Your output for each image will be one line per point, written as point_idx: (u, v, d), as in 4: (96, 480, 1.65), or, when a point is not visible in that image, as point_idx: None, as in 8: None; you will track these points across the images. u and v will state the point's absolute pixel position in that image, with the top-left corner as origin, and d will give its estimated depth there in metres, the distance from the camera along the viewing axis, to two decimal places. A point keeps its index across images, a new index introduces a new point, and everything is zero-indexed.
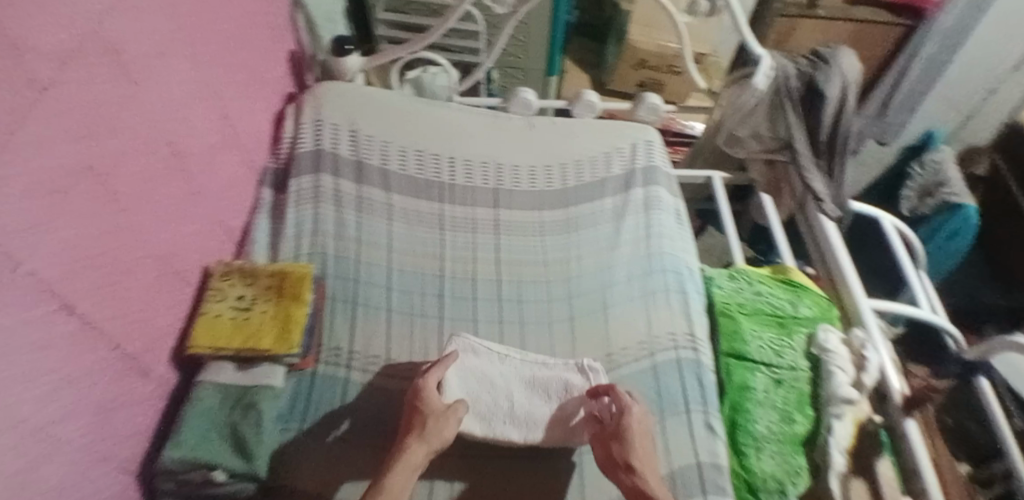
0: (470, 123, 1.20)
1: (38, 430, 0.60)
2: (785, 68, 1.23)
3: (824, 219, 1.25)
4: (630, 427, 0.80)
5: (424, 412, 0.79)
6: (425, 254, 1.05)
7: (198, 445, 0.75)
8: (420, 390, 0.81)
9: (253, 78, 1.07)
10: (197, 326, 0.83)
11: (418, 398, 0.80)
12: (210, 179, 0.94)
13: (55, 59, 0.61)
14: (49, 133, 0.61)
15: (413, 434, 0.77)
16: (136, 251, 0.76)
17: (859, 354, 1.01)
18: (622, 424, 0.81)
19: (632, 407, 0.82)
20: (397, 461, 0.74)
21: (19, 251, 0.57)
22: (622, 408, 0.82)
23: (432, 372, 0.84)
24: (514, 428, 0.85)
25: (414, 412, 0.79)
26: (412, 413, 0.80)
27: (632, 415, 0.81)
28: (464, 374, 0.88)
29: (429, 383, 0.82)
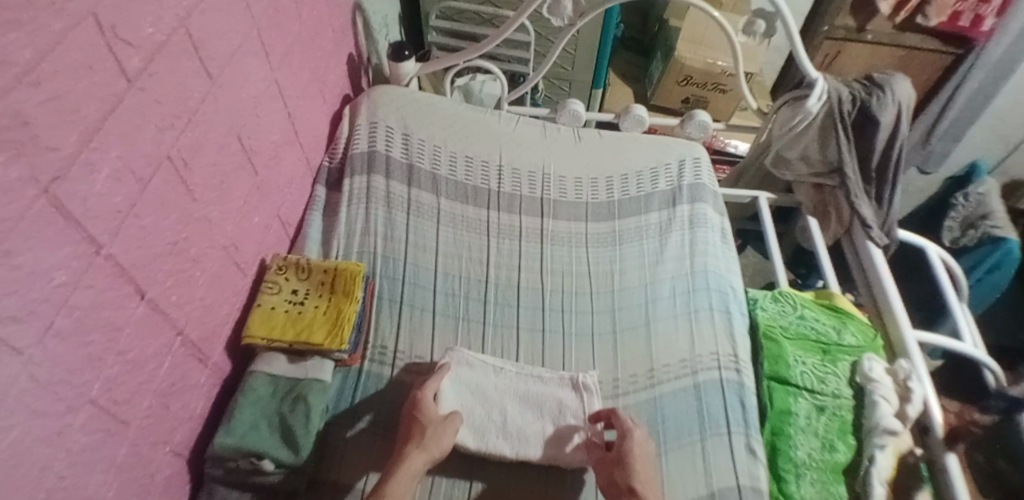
0: (519, 133, 1.22)
1: (104, 408, 0.63)
2: (840, 90, 1.20)
3: (871, 245, 1.23)
4: (631, 450, 0.80)
5: (423, 422, 0.80)
6: (470, 258, 1.07)
7: (248, 434, 0.78)
8: (417, 401, 0.82)
9: (315, 78, 1.11)
10: (254, 318, 0.86)
11: (415, 408, 0.82)
12: (272, 175, 0.97)
13: (143, 52, 0.64)
14: (135, 122, 0.64)
15: (413, 443, 0.78)
16: (203, 241, 0.79)
17: (904, 385, 0.98)
18: (622, 447, 0.81)
19: (635, 430, 0.82)
20: (397, 470, 0.75)
21: (101, 236, 0.60)
22: (622, 432, 0.82)
23: (431, 383, 0.85)
24: (504, 444, 0.85)
25: (412, 420, 0.80)
26: (410, 421, 0.81)
27: (632, 436, 0.81)
28: (457, 385, 0.89)
29: (427, 394, 0.83)
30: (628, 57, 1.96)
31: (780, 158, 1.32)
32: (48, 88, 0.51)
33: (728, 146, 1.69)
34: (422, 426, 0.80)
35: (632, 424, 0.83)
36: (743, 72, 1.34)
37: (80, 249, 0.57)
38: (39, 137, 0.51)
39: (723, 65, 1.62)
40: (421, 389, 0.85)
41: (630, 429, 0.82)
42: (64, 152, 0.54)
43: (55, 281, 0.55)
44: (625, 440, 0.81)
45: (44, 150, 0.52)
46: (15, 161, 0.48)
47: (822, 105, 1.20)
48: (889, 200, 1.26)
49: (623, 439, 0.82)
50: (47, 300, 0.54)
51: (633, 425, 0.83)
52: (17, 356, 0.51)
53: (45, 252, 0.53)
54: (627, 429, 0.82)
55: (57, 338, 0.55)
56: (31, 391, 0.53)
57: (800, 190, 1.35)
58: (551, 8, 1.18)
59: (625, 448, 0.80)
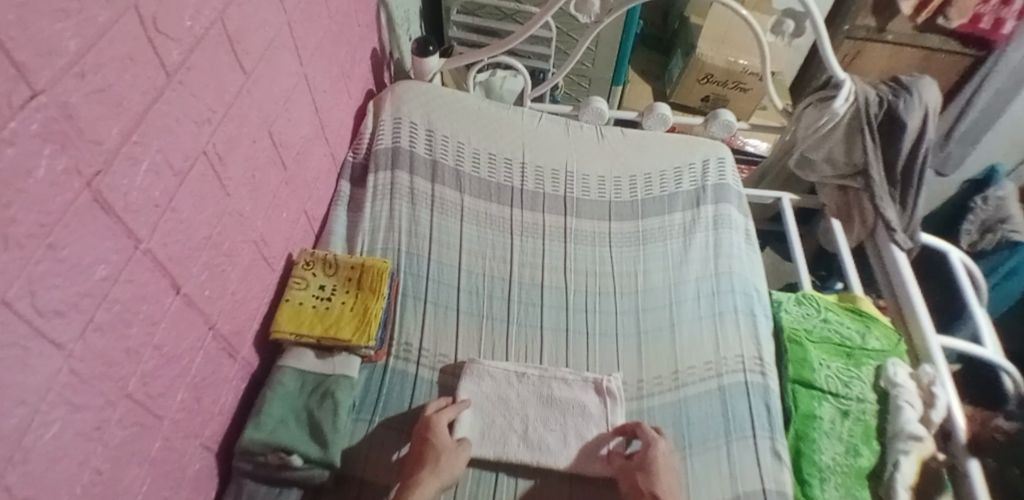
0: (543, 131, 1.21)
1: (138, 404, 0.63)
2: (867, 92, 1.19)
3: (896, 249, 1.22)
4: (654, 460, 0.79)
5: (435, 447, 0.79)
6: (494, 257, 1.07)
7: (276, 430, 0.78)
8: (429, 426, 0.81)
9: (342, 73, 1.11)
10: (282, 313, 0.86)
11: (428, 431, 0.81)
12: (299, 170, 0.97)
13: (182, 45, 0.63)
14: (173, 117, 0.64)
15: (425, 468, 0.77)
16: (234, 236, 0.79)
17: (928, 390, 0.97)
18: (645, 455, 0.81)
19: (659, 441, 0.82)
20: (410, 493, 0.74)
21: (139, 230, 0.60)
22: (647, 442, 0.82)
23: (445, 411, 0.84)
24: (525, 451, 0.85)
25: (423, 444, 0.80)
26: (421, 445, 0.80)
27: (657, 448, 0.81)
28: (474, 400, 0.88)
29: (441, 418, 0.82)
30: (647, 54, 1.95)
31: (804, 159, 1.31)
32: (94, 80, 0.51)
33: (748, 145, 1.68)
34: (434, 448, 0.79)
35: (656, 436, 0.83)
36: (770, 72, 1.33)
37: (121, 243, 0.58)
38: (83, 130, 0.51)
39: (745, 64, 1.61)
40: (434, 413, 0.84)
41: (653, 440, 0.82)
42: (107, 145, 0.54)
43: (96, 275, 0.54)
44: (648, 449, 0.81)
45: (87, 143, 0.51)
46: (60, 154, 0.48)
47: (848, 107, 1.19)
48: (913, 203, 1.24)
49: (648, 448, 0.82)
50: (88, 294, 0.54)
51: (657, 436, 0.83)
52: (58, 350, 0.51)
53: (87, 247, 0.53)
54: (652, 439, 0.82)
55: (97, 333, 0.55)
56: (71, 386, 0.53)
57: (824, 191, 1.34)
58: (577, 4, 1.18)
59: (649, 455, 0.80)
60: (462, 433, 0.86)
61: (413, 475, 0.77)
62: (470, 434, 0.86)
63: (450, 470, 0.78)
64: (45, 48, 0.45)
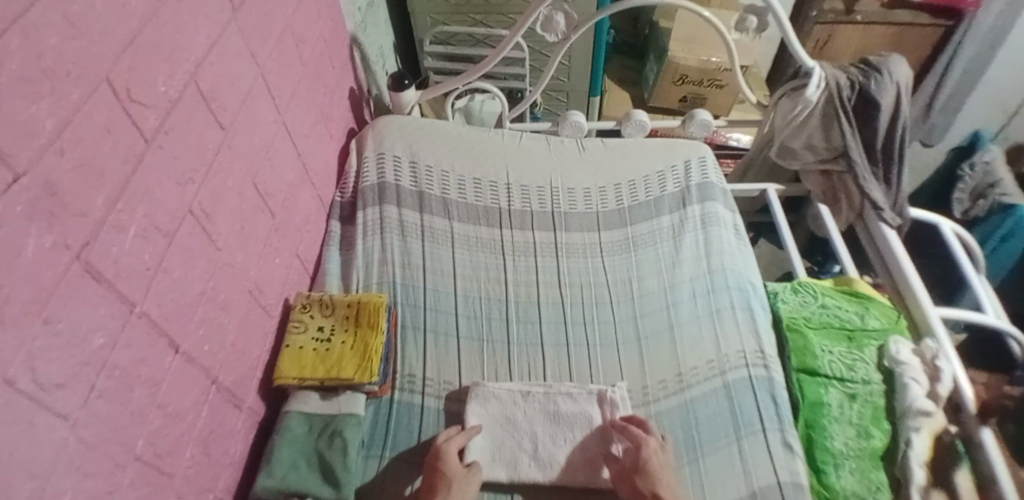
0: (524, 149, 1.23)
1: (148, 464, 0.64)
2: (837, 76, 1.21)
3: (885, 227, 1.23)
4: (650, 459, 0.80)
5: (445, 474, 0.79)
6: (489, 279, 1.08)
7: (289, 475, 0.79)
8: (439, 454, 0.82)
9: (321, 116, 1.13)
10: (285, 359, 0.87)
11: (437, 460, 0.81)
12: (288, 215, 0.99)
13: (158, 111, 0.66)
14: (157, 181, 0.65)
15: (437, 496, 0.77)
16: (229, 288, 0.80)
17: (932, 365, 0.97)
18: (638, 453, 0.81)
19: (648, 439, 0.83)
20: None
21: (134, 294, 0.62)
22: (637, 442, 0.83)
23: (454, 441, 0.84)
24: (535, 469, 0.85)
25: (433, 472, 0.80)
26: (432, 474, 0.80)
27: (649, 447, 0.82)
28: (483, 423, 0.89)
29: (450, 446, 0.83)
30: (622, 62, 1.98)
31: (785, 149, 1.33)
32: (74, 156, 0.53)
33: (731, 140, 1.69)
34: (444, 474, 0.79)
35: (645, 435, 0.84)
36: (740, 67, 1.35)
37: (115, 308, 0.59)
38: (68, 205, 0.52)
39: (717, 60, 1.63)
40: (444, 441, 0.84)
41: (644, 438, 0.83)
42: (93, 216, 0.56)
43: (94, 343, 0.56)
44: (640, 445, 0.82)
45: (72, 217, 0.53)
46: (46, 232, 0.50)
47: (821, 93, 1.20)
48: (897, 180, 1.25)
49: (640, 447, 0.82)
50: (88, 362, 0.55)
51: (646, 435, 0.84)
52: (63, 421, 0.52)
53: (83, 317, 0.55)
54: (640, 437, 0.83)
55: (100, 399, 0.57)
56: (80, 454, 0.54)
57: (808, 178, 1.35)
58: (544, 24, 1.21)
59: (643, 455, 0.81)
60: (472, 457, 0.86)
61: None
62: (481, 458, 0.86)
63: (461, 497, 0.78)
64: (22, 131, 0.47)
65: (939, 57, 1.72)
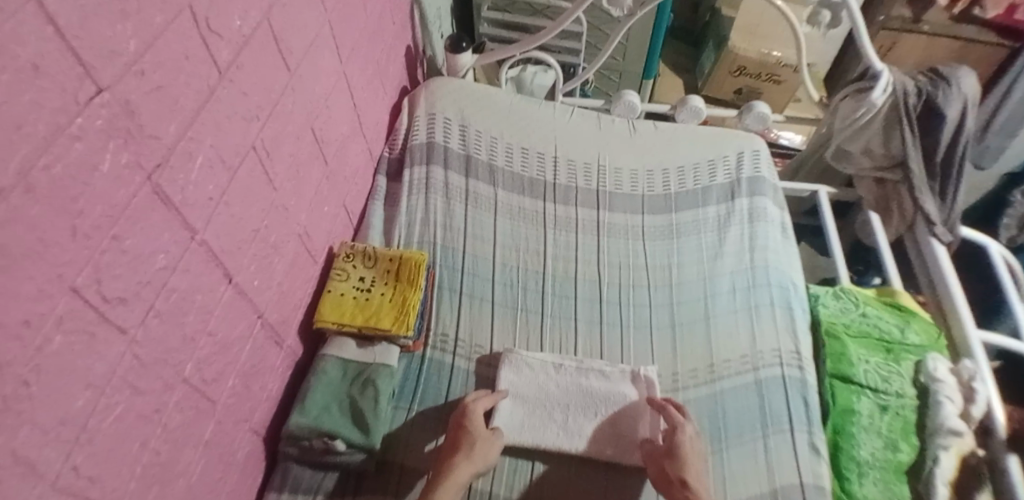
0: (575, 125, 1.22)
1: (194, 389, 0.66)
2: (905, 83, 1.17)
3: (935, 243, 1.19)
4: (683, 443, 0.80)
5: (470, 433, 0.81)
6: (528, 251, 1.08)
7: (321, 415, 0.81)
8: (466, 413, 0.83)
9: (378, 71, 1.13)
10: (326, 303, 0.89)
11: (464, 419, 0.82)
12: (339, 165, 1.00)
13: (233, 45, 0.66)
14: (225, 115, 0.66)
15: (459, 453, 0.78)
16: (282, 229, 0.82)
17: (967, 385, 0.94)
18: (672, 438, 0.81)
19: (684, 423, 0.83)
20: (446, 475, 0.76)
21: (196, 222, 0.63)
22: (673, 426, 0.83)
23: (481, 402, 0.85)
24: (562, 438, 0.86)
25: (459, 430, 0.81)
26: (457, 431, 0.82)
27: (684, 431, 0.82)
28: (512, 389, 0.90)
29: (476, 406, 0.84)
30: (678, 48, 1.93)
31: (840, 151, 1.28)
32: (152, 79, 0.54)
33: (781, 138, 1.67)
34: (467, 430, 0.81)
35: (682, 418, 0.84)
36: (806, 63, 1.31)
37: (178, 234, 0.60)
38: (144, 127, 0.53)
39: (779, 55, 1.59)
40: (471, 401, 0.86)
41: (679, 421, 0.83)
42: (165, 140, 0.56)
43: (156, 265, 0.57)
44: (674, 425, 0.83)
45: (147, 138, 0.54)
46: (123, 149, 0.51)
47: (887, 98, 1.16)
48: (953, 196, 1.20)
49: (674, 431, 0.82)
50: (149, 282, 0.56)
51: (684, 419, 0.84)
52: (123, 336, 0.53)
53: (150, 238, 0.56)
54: (675, 418, 0.83)
55: (156, 320, 0.58)
56: (133, 370, 0.56)
57: (861, 184, 1.30)
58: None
59: (678, 438, 0.81)
60: (498, 423, 0.87)
61: (447, 456, 0.79)
62: (508, 423, 0.87)
63: (483, 456, 0.79)
64: (108, 49, 0.47)
65: (1004, 76, 1.60)
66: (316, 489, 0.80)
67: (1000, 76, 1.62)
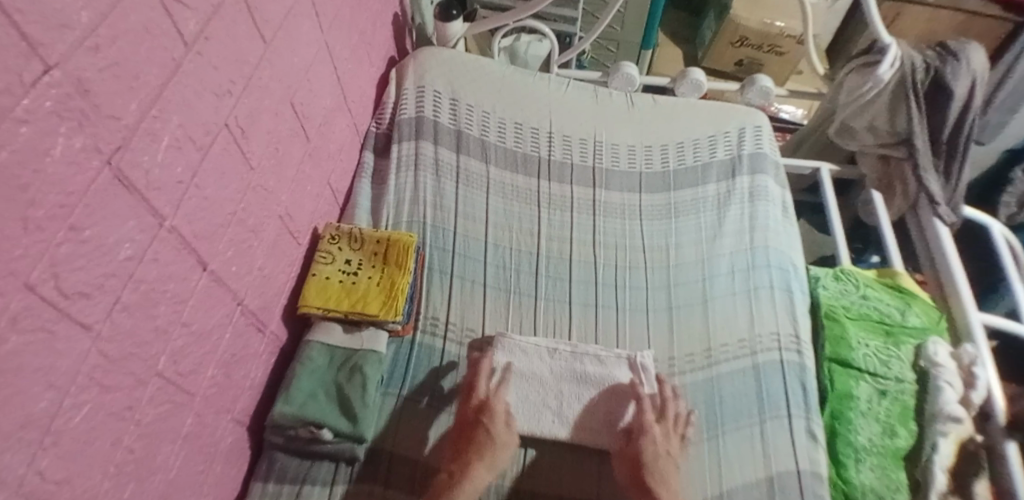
0: (572, 99, 1.17)
1: (169, 383, 0.62)
2: (913, 58, 1.13)
3: (937, 223, 1.14)
4: (648, 457, 0.79)
5: (494, 441, 0.78)
6: (522, 230, 1.04)
7: (306, 403, 0.79)
8: (490, 414, 0.80)
9: (363, 41, 1.07)
10: (310, 287, 0.86)
11: (487, 419, 0.79)
12: (323, 142, 0.95)
13: (201, 14, 0.60)
14: (195, 92, 0.61)
15: (479, 459, 0.76)
16: (262, 212, 0.78)
17: (967, 370, 0.93)
18: (636, 444, 0.81)
19: (653, 426, 0.82)
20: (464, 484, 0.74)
21: (165, 207, 0.58)
22: (639, 429, 0.81)
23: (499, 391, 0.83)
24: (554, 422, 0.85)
25: (478, 427, 0.79)
26: (475, 428, 0.79)
27: (648, 435, 0.81)
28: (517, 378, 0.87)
29: (499, 407, 0.81)
30: (677, 17, 1.87)
31: (844, 128, 1.24)
32: (108, 53, 0.48)
33: (782, 113, 1.63)
34: (485, 427, 0.79)
35: (649, 420, 0.82)
36: (812, 33, 1.25)
37: (146, 221, 0.55)
38: (101, 106, 0.48)
39: (782, 26, 1.53)
40: (490, 395, 0.82)
41: (647, 420, 0.82)
42: (126, 121, 0.51)
43: (121, 255, 0.53)
44: (642, 421, 0.82)
45: (106, 119, 0.49)
46: (77, 132, 0.46)
47: (894, 72, 1.12)
48: (959, 175, 1.16)
49: (641, 433, 0.82)
50: (114, 274, 0.52)
51: (650, 421, 0.82)
52: (86, 332, 0.50)
53: (114, 227, 0.51)
54: (643, 412, 0.83)
55: (124, 313, 0.54)
56: (100, 368, 0.52)
57: (864, 161, 1.26)
58: None
59: (639, 446, 0.80)
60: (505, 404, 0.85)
61: (467, 450, 0.77)
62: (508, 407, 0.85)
63: (502, 453, 0.78)
64: (56, 21, 0.42)
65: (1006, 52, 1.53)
66: (303, 478, 0.78)
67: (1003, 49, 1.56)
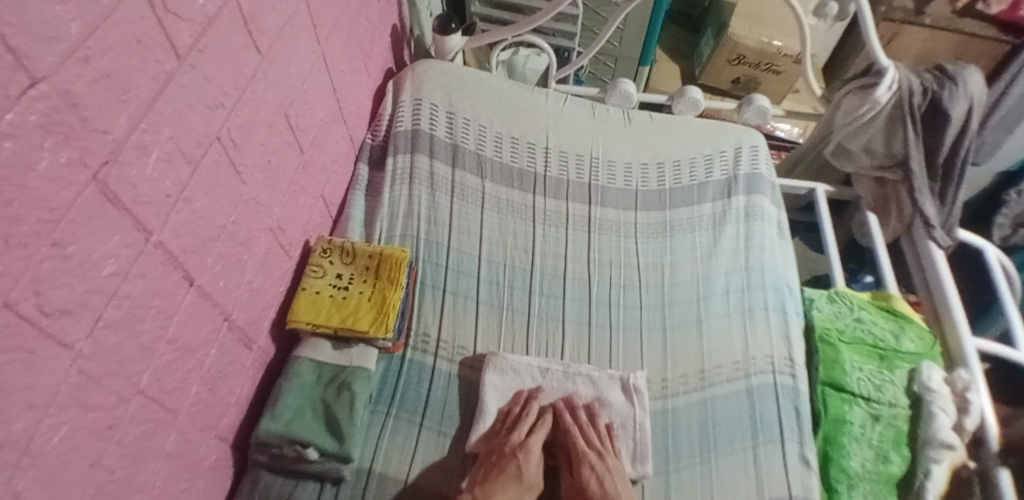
0: (569, 114, 1.17)
1: (152, 401, 0.61)
2: (910, 81, 1.12)
3: (932, 246, 1.15)
4: (594, 491, 0.80)
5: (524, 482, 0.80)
6: (516, 246, 1.03)
7: (293, 421, 0.77)
8: (524, 451, 0.81)
9: (361, 53, 1.06)
10: (300, 302, 0.84)
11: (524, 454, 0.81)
12: (318, 154, 0.94)
13: (194, 26, 0.60)
14: (186, 105, 0.60)
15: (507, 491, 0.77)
16: (252, 225, 0.77)
17: (961, 396, 0.92)
18: (581, 477, 0.82)
19: (588, 454, 0.83)
20: None
21: (152, 222, 0.57)
22: (579, 459, 0.83)
23: (536, 435, 0.84)
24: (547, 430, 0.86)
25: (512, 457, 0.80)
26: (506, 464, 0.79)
27: (587, 465, 0.82)
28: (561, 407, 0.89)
29: (534, 446, 0.82)
30: (676, 34, 1.88)
31: (841, 148, 1.23)
32: (98, 66, 0.47)
33: (778, 131, 1.63)
34: (519, 465, 0.80)
35: (582, 445, 0.83)
36: (809, 54, 1.25)
37: (132, 236, 0.54)
38: (89, 119, 0.47)
39: (780, 45, 1.54)
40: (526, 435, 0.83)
41: (580, 446, 0.83)
42: (114, 134, 0.50)
43: (105, 271, 0.51)
44: (576, 448, 0.83)
45: (94, 132, 0.48)
46: (62, 146, 0.45)
47: (891, 95, 1.12)
48: (953, 198, 1.17)
49: (579, 463, 0.83)
50: (98, 290, 0.51)
51: (584, 447, 0.83)
52: (66, 350, 0.48)
53: (98, 242, 0.50)
54: (576, 437, 0.84)
55: (107, 330, 0.53)
56: (81, 387, 0.50)
57: (860, 183, 1.26)
58: None
59: (585, 481, 0.81)
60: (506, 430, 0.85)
61: (500, 482, 0.77)
62: None
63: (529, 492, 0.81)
64: (46, 33, 0.41)
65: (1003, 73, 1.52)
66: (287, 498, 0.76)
67: (1000, 72, 1.55)
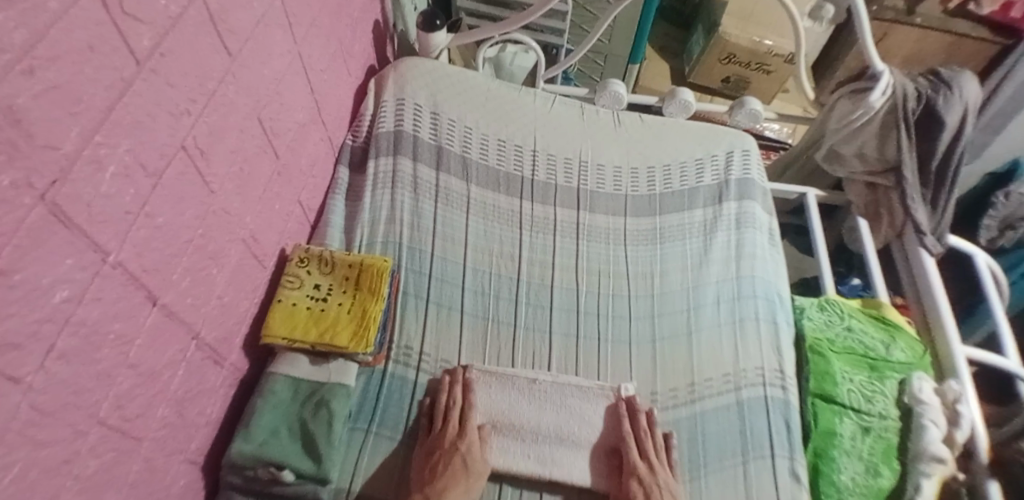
0: (558, 116, 1.13)
1: (113, 430, 0.57)
2: (905, 85, 1.10)
3: (923, 252, 1.13)
4: None
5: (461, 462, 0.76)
6: (503, 254, 1.00)
7: (267, 442, 0.73)
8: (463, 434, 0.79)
9: (341, 50, 1.02)
10: (275, 315, 0.80)
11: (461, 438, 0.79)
12: (295, 158, 0.90)
13: (155, 28, 0.55)
14: (147, 114, 0.56)
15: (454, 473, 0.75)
16: (224, 236, 0.73)
17: (952, 408, 0.91)
18: (628, 489, 0.77)
19: (638, 466, 0.78)
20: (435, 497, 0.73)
21: (109, 242, 0.53)
22: (631, 470, 0.78)
23: (470, 421, 0.81)
24: (483, 415, 0.84)
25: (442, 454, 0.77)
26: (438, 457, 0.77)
27: (636, 475, 0.78)
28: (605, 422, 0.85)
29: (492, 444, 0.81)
30: (666, 31, 1.85)
31: (832, 153, 1.22)
32: (45, 76, 0.43)
33: (767, 132, 1.61)
34: (462, 459, 0.76)
35: (636, 457, 0.79)
36: (803, 55, 1.22)
37: (87, 258, 0.50)
38: (35, 134, 0.42)
39: (772, 44, 1.51)
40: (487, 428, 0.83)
41: (633, 459, 0.79)
42: (65, 149, 0.46)
43: (57, 298, 0.47)
44: (631, 463, 0.79)
45: (41, 149, 0.43)
46: (7, 167, 0.40)
47: (885, 100, 1.10)
48: (944, 204, 1.16)
49: (629, 475, 0.78)
50: (50, 319, 0.47)
51: (637, 457, 0.79)
52: (16, 385, 0.44)
53: (50, 268, 0.46)
54: (632, 448, 0.81)
55: (60, 361, 0.49)
56: (33, 422, 0.46)
57: (851, 188, 1.25)
58: None
59: (632, 494, 0.77)
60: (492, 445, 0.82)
61: (446, 480, 0.74)
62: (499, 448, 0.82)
63: (477, 481, 0.76)
64: None
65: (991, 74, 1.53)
66: None
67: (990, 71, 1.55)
